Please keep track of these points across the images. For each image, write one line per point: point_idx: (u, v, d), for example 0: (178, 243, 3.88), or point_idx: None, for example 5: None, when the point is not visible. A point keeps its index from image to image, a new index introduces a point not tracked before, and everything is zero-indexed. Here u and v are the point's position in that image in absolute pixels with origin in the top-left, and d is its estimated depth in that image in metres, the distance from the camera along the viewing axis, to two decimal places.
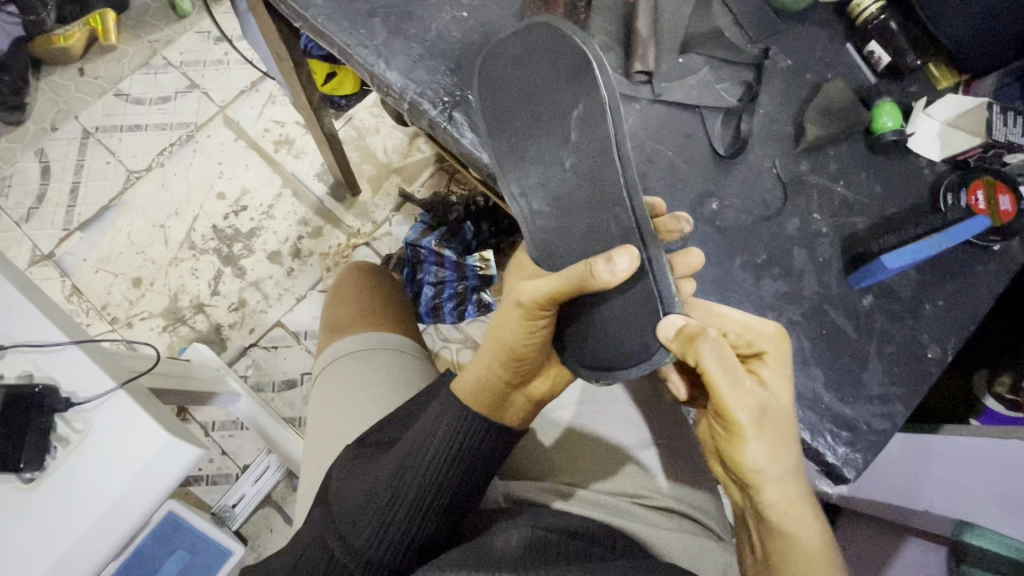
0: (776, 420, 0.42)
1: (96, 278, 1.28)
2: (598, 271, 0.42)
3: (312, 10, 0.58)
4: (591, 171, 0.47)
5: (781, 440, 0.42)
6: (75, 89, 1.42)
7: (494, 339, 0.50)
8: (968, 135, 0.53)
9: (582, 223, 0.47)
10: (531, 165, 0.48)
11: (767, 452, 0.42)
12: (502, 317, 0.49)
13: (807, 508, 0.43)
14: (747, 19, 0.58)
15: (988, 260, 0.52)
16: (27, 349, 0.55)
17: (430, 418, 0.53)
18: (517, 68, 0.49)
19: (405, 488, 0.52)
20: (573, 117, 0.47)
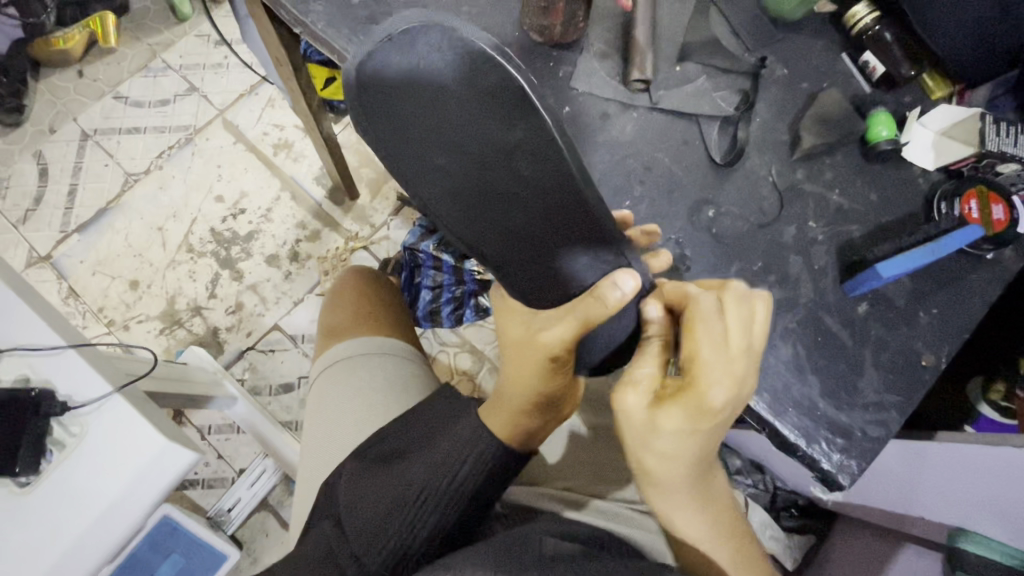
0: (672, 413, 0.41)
1: (93, 281, 1.28)
2: (610, 297, 0.45)
3: (313, 16, 0.58)
4: (544, 189, 0.51)
5: (670, 449, 0.42)
6: (74, 91, 1.42)
7: (521, 389, 0.50)
8: (960, 145, 0.53)
9: (548, 234, 0.53)
10: (488, 209, 0.54)
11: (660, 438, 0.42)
12: (522, 364, 0.50)
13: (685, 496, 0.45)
14: (744, 27, 0.58)
15: (983, 268, 0.53)
16: (24, 352, 0.56)
17: (455, 437, 0.54)
18: (436, 112, 0.51)
19: (427, 506, 0.52)
20: (508, 145, 0.50)
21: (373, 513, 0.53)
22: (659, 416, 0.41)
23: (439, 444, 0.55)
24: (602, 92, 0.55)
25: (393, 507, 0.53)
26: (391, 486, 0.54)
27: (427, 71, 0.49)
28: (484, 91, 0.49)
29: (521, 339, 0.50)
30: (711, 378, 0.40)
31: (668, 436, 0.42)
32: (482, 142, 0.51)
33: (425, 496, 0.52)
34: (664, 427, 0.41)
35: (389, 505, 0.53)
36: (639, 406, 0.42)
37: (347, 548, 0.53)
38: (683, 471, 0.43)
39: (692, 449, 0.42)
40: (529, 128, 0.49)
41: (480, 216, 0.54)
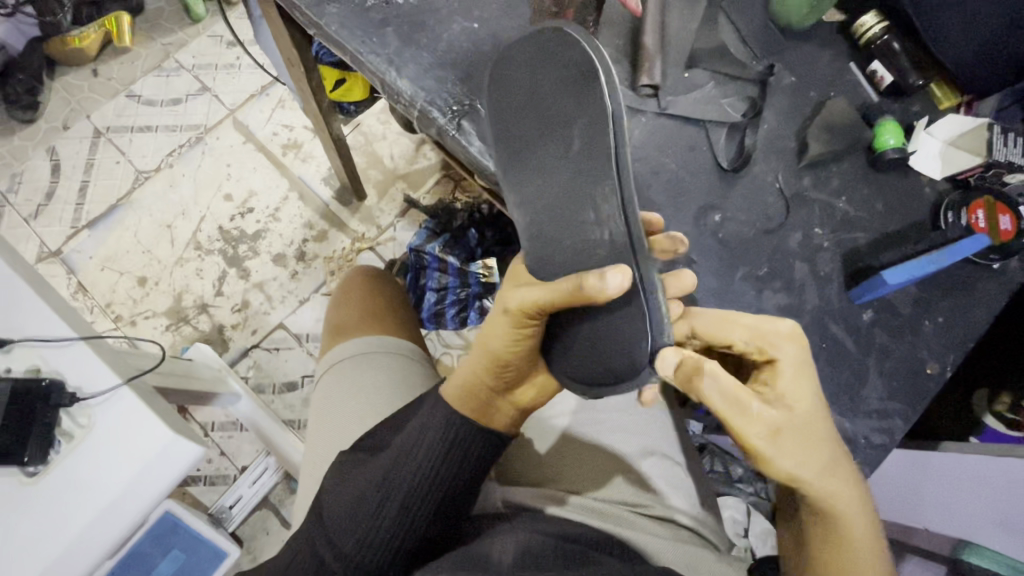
0: (795, 433, 0.41)
1: (101, 276, 1.29)
2: (590, 284, 0.41)
3: (327, 18, 0.59)
4: (586, 186, 0.47)
5: (807, 445, 0.41)
6: (88, 89, 1.44)
7: (481, 344, 0.49)
8: (968, 154, 0.54)
9: (576, 233, 0.48)
10: (531, 174, 0.49)
11: (799, 462, 0.41)
12: (491, 318, 0.48)
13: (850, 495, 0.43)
14: (752, 36, 0.59)
15: (989, 278, 0.53)
16: (37, 343, 0.56)
17: (418, 426, 0.54)
18: (526, 73, 0.51)
19: (394, 496, 0.53)
20: (571, 124, 0.48)
21: (345, 504, 0.54)
22: (793, 412, 0.41)
23: (404, 434, 0.54)
24: None
25: (363, 497, 0.53)
26: (362, 476, 0.55)
27: (536, 54, 0.50)
28: (579, 80, 0.48)
29: (499, 291, 0.48)
30: (794, 355, 0.43)
31: (804, 429, 0.41)
32: (553, 112, 0.49)
33: (393, 486, 0.53)
34: (797, 411, 0.42)
35: (360, 495, 0.54)
36: (771, 423, 0.41)
37: (324, 537, 0.54)
38: (833, 471, 0.42)
39: (823, 449, 0.42)
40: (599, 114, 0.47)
41: (533, 184, 0.49)
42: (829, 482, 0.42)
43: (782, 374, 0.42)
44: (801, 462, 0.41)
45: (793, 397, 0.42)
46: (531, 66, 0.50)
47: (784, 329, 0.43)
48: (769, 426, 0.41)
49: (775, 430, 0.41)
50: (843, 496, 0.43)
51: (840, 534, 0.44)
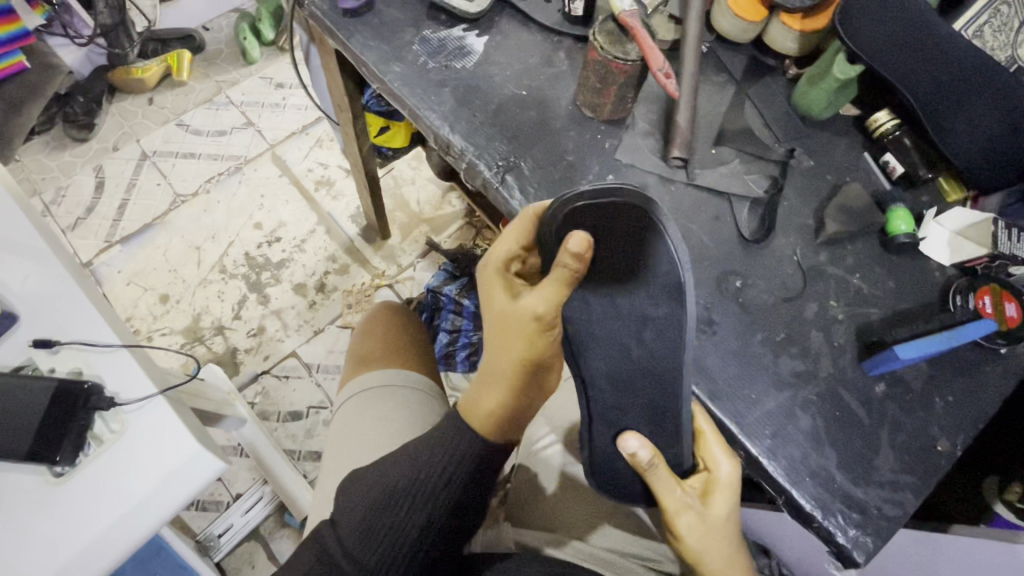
0: (714, 529, 0.49)
1: (126, 291, 1.33)
2: (567, 263, 0.47)
3: (391, 75, 0.66)
4: (657, 366, 0.51)
5: (720, 543, 0.49)
6: (142, 116, 1.54)
7: (499, 368, 0.50)
8: (975, 246, 0.57)
9: (639, 399, 0.52)
10: (602, 345, 0.51)
11: (710, 553, 0.48)
12: (503, 336, 0.50)
13: None
14: (776, 121, 0.64)
15: (996, 361, 0.55)
16: (82, 347, 0.59)
17: (440, 430, 0.55)
18: (611, 243, 0.49)
19: (412, 497, 0.54)
20: (650, 314, 0.50)
21: (361, 507, 0.54)
22: (709, 507, 0.49)
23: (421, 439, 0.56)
24: (643, 165, 0.62)
25: (385, 504, 0.54)
26: (381, 485, 0.55)
27: (617, 243, 0.49)
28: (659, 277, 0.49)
29: (503, 309, 0.50)
30: (731, 471, 0.50)
31: (713, 516, 0.49)
32: (641, 295, 0.50)
33: (410, 489, 0.54)
34: (715, 513, 0.49)
35: (376, 499, 0.54)
36: (690, 509, 0.49)
37: (335, 540, 0.54)
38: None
39: (729, 552, 0.49)
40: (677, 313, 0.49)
41: (606, 357, 0.51)
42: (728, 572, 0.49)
43: (716, 481, 0.50)
44: (707, 544, 0.48)
45: (715, 502, 0.49)
46: (606, 255, 0.50)
47: (728, 451, 0.51)
48: (686, 517, 0.48)
49: (690, 519, 0.48)
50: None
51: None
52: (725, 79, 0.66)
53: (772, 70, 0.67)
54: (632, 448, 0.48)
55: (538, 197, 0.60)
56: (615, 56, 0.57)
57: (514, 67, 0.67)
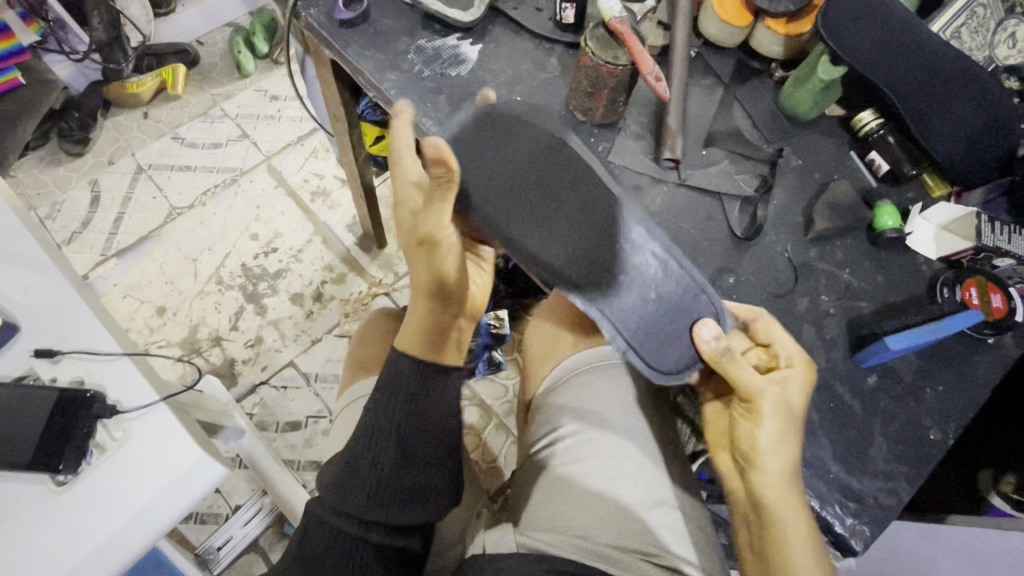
0: (789, 414, 0.51)
1: (122, 303, 1.33)
2: (435, 171, 0.52)
3: (386, 84, 0.67)
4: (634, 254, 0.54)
5: (788, 433, 0.50)
6: (137, 130, 1.55)
7: (416, 283, 0.61)
8: (959, 239, 0.59)
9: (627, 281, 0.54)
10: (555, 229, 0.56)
11: (774, 437, 0.50)
12: (414, 255, 0.59)
13: (801, 503, 0.49)
14: (763, 122, 0.66)
15: (985, 352, 0.56)
16: (84, 356, 0.59)
17: (383, 382, 0.62)
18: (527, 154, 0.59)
19: (375, 445, 0.59)
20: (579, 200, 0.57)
21: (337, 467, 0.60)
22: (789, 395, 0.51)
23: (365, 418, 0.61)
24: (636, 167, 0.63)
25: (354, 461, 0.60)
26: (356, 476, 0.59)
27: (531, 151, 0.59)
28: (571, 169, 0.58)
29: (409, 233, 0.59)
30: (803, 366, 0.53)
31: (791, 415, 0.51)
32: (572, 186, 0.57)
33: (370, 441, 0.60)
34: (792, 402, 0.51)
35: (347, 457, 0.60)
36: (773, 394, 0.51)
37: (322, 507, 0.59)
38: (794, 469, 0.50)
39: (794, 443, 0.51)
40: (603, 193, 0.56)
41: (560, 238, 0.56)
42: (791, 469, 0.50)
43: (791, 373, 0.52)
44: (778, 433, 0.50)
45: (792, 392, 0.51)
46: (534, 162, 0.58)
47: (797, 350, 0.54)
48: (767, 398, 0.51)
49: (768, 399, 0.51)
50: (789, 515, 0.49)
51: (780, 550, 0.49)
52: (713, 82, 0.68)
53: (759, 73, 0.69)
54: (710, 335, 0.53)
55: None
56: (605, 61, 0.58)
57: (508, 74, 0.68)
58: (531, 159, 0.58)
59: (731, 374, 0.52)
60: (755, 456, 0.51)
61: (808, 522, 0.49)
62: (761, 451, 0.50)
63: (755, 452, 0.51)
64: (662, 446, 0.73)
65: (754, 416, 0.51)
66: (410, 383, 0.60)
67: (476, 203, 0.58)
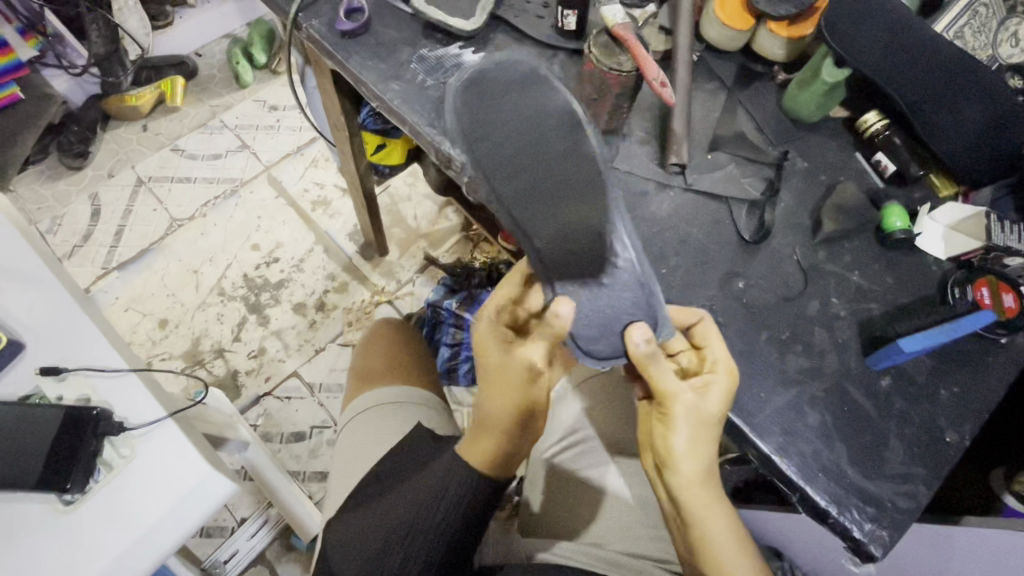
0: (706, 423, 0.51)
1: (124, 317, 1.33)
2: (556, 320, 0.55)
3: (389, 94, 0.67)
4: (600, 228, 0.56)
5: (704, 441, 0.52)
6: (136, 142, 1.55)
7: (492, 417, 0.58)
8: (968, 239, 0.59)
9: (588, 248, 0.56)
10: (534, 189, 0.58)
11: (688, 444, 0.51)
12: (503, 387, 0.57)
13: (717, 508, 0.53)
14: (768, 125, 0.66)
15: (998, 352, 0.56)
16: (90, 373, 0.59)
17: (430, 477, 0.61)
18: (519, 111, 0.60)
19: (411, 539, 0.59)
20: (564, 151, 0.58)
21: (361, 547, 0.60)
22: (707, 402, 0.51)
23: (406, 510, 0.60)
24: (641, 172, 0.63)
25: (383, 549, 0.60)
26: (360, 542, 0.61)
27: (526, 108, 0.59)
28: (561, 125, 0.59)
29: (499, 363, 0.58)
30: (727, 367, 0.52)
31: (705, 421, 0.51)
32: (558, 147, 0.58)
33: (407, 534, 0.59)
34: (709, 409, 0.51)
35: (377, 543, 0.60)
36: (687, 402, 0.51)
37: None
38: (708, 477, 0.53)
39: (708, 450, 0.52)
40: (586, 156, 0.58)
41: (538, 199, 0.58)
42: (702, 473, 0.52)
43: (715, 378, 0.52)
44: (689, 443, 0.51)
45: (712, 398, 0.51)
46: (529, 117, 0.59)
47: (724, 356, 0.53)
48: (685, 404, 0.51)
49: (686, 406, 0.51)
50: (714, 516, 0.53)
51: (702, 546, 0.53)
52: (717, 86, 0.68)
53: (762, 75, 0.69)
54: (641, 341, 0.53)
55: None
56: (611, 67, 0.59)
57: None
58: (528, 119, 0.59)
59: (652, 378, 0.53)
60: (670, 459, 0.52)
61: (728, 515, 0.53)
62: (673, 455, 0.52)
63: (669, 457, 0.52)
64: None
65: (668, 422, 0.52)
66: (459, 488, 0.59)
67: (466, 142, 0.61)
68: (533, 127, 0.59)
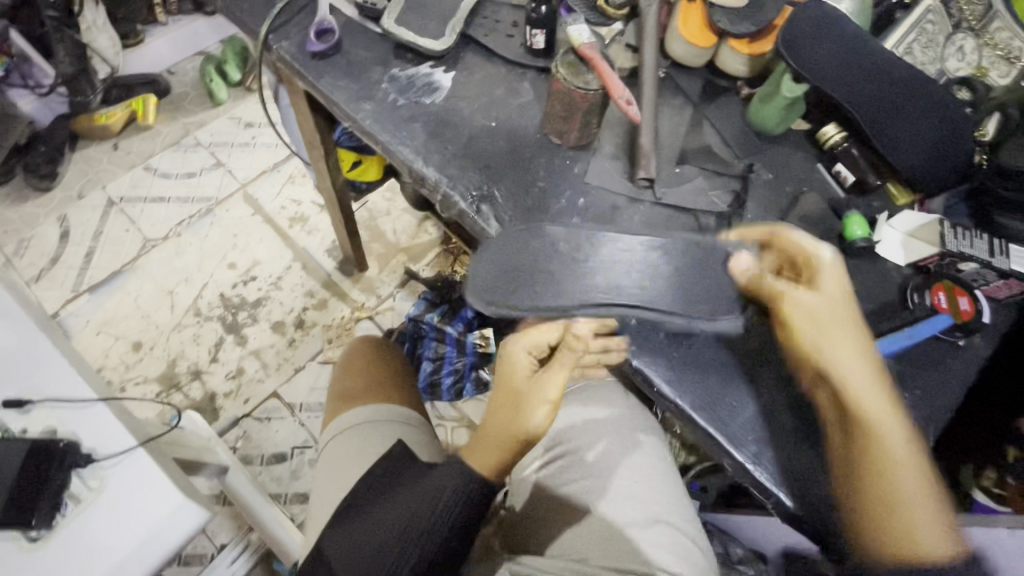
0: (833, 317, 0.52)
1: (95, 340, 1.30)
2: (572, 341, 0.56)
3: (362, 114, 0.68)
4: (583, 230, 0.60)
5: (848, 334, 0.51)
6: (107, 162, 1.52)
7: (495, 431, 0.58)
8: (925, 245, 0.61)
9: (579, 244, 0.59)
10: (512, 209, 0.63)
11: (830, 340, 0.51)
12: (514, 407, 0.57)
13: (890, 412, 0.50)
14: (733, 139, 0.68)
15: (958, 354, 0.58)
16: (57, 404, 0.57)
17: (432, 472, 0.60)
18: (496, 145, 0.66)
19: (408, 536, 0.58)
20: (540, 176, 0.65)
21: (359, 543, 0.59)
22: (826, 293, 0.52)
23: (407, 505, 0.60)
24: (612, 187, 0.64)
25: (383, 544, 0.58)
26: (354, 552, 0.59)
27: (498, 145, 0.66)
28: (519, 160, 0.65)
29: (521, 386, 0.58)
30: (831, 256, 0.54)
31: (836, 313, 0.52)
32: (535, 174, 0.65)
33: (404, 531, 0.58)
34: (831, 296, 0.52)
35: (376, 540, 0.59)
36: (807, 295, 0.52)
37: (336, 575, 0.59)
38: (866, 375, 0.50)
39: (859, 345, 0.51)
40: (564, 181, 0.64)
41: (523, 208, 0.63)
42: (858, 362, 0.50)
43: (823, 270, 0.53)
44: (833, 338, 0.51)
45: (829, 288, 0.53)
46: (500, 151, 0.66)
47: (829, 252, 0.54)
48: (801, 300, 0.52)
49: (807, 304, 0.52)
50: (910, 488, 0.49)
51: (904, 528, 0.49)
52: (683, 101, 0.70)
53: (727, 90, 0.71)
54: (745, 265, 0.57)
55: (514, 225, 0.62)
56: (578, 86, 0.60)
57: (482, 100, 0.69)
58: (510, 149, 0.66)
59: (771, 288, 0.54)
60: (817, 360, 0.51)
61: (902, 422, 0.50)
62: (822, 357, 0.51)
63: (818, 358, 0.51)
64: (655, 460, 0.73)
65: (798, 326, 0.52)
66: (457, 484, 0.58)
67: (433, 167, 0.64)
68: (511, 157, 0.66)
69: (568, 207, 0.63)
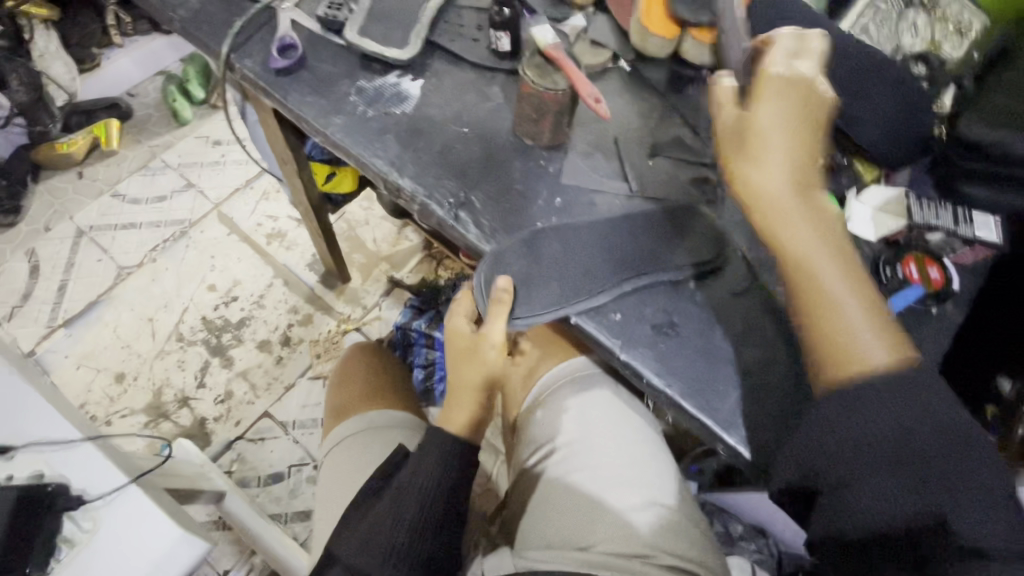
0: (783, 147, 0.50)
1: (76, 375, 1.27)
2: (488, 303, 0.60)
3: (332, 128, 0.67)
4: (568, 231, 0.61)
5: (788, 157, 0.50)
6: (73, 191, 1.49)
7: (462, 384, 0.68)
8: (893, 218, 0.63)
9: (564, 242, 0.61)
10: (488, 214, 0.63)
11: (767, 167, 0.50)
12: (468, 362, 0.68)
13: (826, 258, 0.49)
14: (703, 127, 0.69)
15: (933, 322, 0.60)
16: (40, 448, 0.56)
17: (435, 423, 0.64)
18: (467, 150, 0.66)
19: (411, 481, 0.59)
20: (514, 178, 0.65)
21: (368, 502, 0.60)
22: (782, 124, 0.51)
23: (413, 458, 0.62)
24: (588, 185, 0.65)
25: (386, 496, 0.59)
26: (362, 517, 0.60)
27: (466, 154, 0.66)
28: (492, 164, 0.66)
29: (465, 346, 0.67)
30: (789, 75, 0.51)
31: (784, 147, 0.50)
32: (509, 177, 0.65)
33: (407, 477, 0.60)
34: (784, 119, 0.51)
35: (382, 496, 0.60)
36: (766, 120, 0.51)
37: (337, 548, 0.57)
38: (802, 209, 0.50)
39: (798, 176, 0.50)
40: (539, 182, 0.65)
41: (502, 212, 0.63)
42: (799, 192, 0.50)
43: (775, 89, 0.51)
44: (777, 165, 0.50)
45: (783, 112, 0.51)
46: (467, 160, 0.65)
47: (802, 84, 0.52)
48: (760, 120, 0.51)
49: (758, 123, 0.51)
50: (852, 329, 0.47)
51: (845, 354, 0.47)
52: (651, 94, 0.71)
53: (693, 80, 0.72)
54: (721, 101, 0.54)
55: (494, 228, 0.62)
56: (546, 87, 0.60)
57: (453, 106, 0.69)
58: (484, 157, 0.66)
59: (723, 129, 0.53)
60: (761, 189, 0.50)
61: (842, 265, 0.49)
62: (759, 185, 0.50)
63: (764, 190, 0.50)
64: (653, 447, 0.74)
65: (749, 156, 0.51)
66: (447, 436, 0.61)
67: (409, 177, 0.64)
68: (484, 163, 0.66)
69: (545, 208, 0.63)
